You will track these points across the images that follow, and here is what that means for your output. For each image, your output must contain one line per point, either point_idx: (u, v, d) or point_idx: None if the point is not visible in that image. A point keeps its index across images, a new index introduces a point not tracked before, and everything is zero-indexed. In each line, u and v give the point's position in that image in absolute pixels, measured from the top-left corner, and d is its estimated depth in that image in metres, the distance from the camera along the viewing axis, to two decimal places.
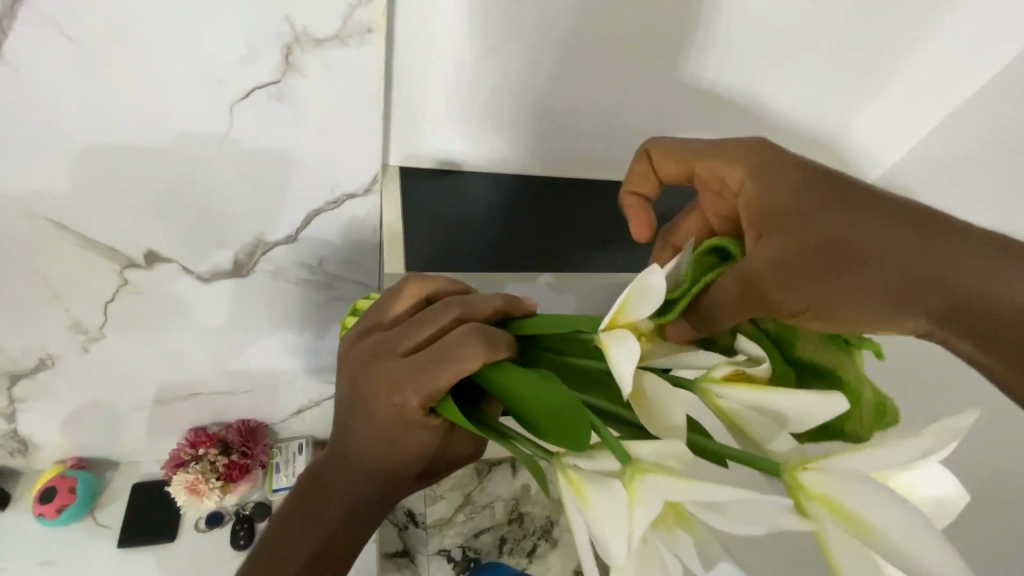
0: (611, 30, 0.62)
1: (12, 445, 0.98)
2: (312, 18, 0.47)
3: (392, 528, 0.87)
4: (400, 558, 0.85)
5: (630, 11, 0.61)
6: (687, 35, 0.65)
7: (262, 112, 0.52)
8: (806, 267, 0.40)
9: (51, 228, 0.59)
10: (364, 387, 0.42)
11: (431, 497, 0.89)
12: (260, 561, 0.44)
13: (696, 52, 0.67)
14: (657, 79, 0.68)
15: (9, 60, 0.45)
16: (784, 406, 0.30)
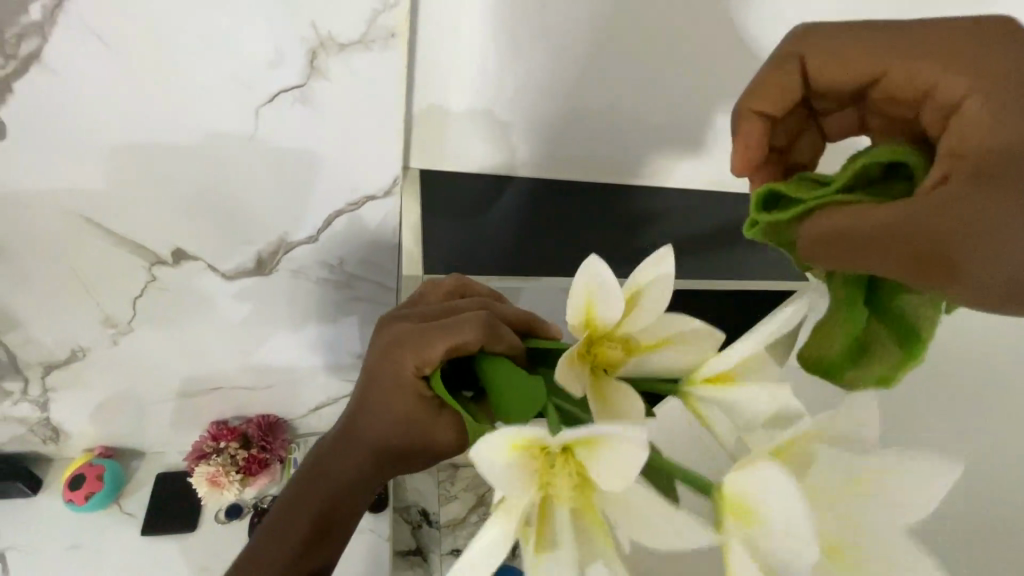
0: (636, 34, 0.62)
1: (46, 432, 1.02)
2: (338, 23, 0.48)
3: (406, 527, 0.88)
4: (412, 557, 0.86)
5: (654, 14, 0.61)
6: (712, 39, 0.64)
7: (287, 116, 0.53)
8: (994, 228, 0.27)
9: (86, 225, 0.61)
10: (376, 359, 0.41)
11: (445, 497, 0.90)
12: (264, 530, 0.44)
13: (721, 57, 0.66)
14: (680, 84, 0.67)
15: (50, 65, 0.47)
16: (747, 398, 0.26)
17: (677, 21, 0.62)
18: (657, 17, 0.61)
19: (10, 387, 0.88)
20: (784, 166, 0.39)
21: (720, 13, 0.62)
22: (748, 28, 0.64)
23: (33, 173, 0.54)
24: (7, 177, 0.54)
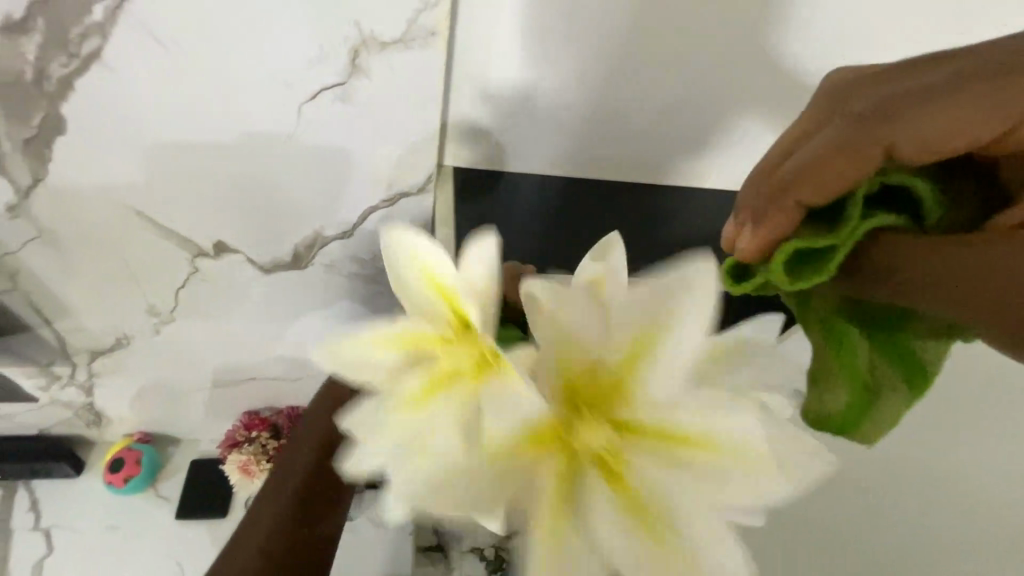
0: (679, 32, 0.60)
1: (90, 415, 1.08)
2: (381, 22, 0.48)
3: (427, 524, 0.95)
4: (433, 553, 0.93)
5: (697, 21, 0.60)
6: (757, 49, 0.62)
7: (328, 113, 0.54)
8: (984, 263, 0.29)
9: (135, 218, 0.63)
10: None
11: None
12: None
13: (764, 65, 0.64)
14: (719, 91, 0.66)
15: (108, 62, 0.48)
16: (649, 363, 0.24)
17: (721, 29, 0.61)
18: (701, 23, 0.60)
19: (59, 371, 0.92)
20: None
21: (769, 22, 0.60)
22: (796, 40, 0.62)
23: (89, 166, 0.57)
24: (65, 170, 0.57)
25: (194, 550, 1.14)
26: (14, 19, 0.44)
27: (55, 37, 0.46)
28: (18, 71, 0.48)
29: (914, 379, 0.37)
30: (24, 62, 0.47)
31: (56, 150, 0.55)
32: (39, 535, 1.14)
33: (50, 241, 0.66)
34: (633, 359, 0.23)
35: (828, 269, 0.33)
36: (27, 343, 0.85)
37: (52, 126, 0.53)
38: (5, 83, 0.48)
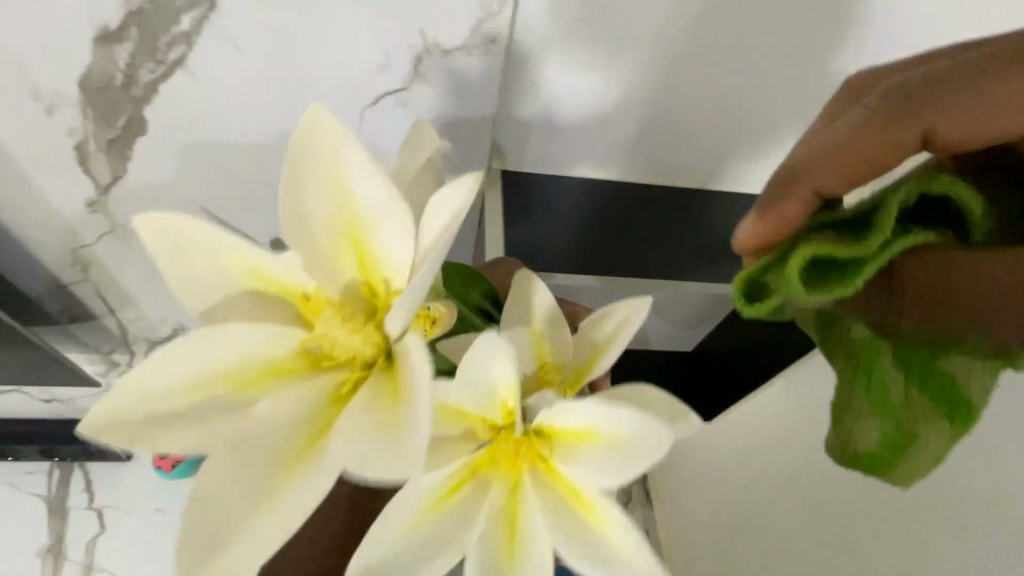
0: (728, 38, 0.61)
1: None
2: (444, 31, 0.51)
3: None
4: None
5: (746, 34, 0.61)
6: (805, 59, 0.63)
7: (387, 116, 0.57)
8: None
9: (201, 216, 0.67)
10: None
11: None
12: None
13: (808, 78, 0.66)
14: (760, 104, 0.68)
15: (190, 68, 0.52)
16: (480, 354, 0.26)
17: (769, 43, 0.62)
18: (750, 36, 0.61)
19: (118, 359, 0.98)
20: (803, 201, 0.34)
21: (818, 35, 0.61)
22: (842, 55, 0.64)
23: (164, 166, 0.61)
24: (142, 169, 0.61)
25: None
26: (111, 28, 0.48)
27: (146, 44, 0.49)
28: (109, 76, 0.51)
29: (962, 413, 0.28)
30: (115, 68, 0.51)
31: (136, 150, 0.58)
32: (91, 514, 1.20)
33: (122, 236, 0.70)
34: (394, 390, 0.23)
35: (855, 283, 0.25)
36: (91, 332, 0.90)
37: (135, 128, 0.56)
38: (96, 87, 0.52)
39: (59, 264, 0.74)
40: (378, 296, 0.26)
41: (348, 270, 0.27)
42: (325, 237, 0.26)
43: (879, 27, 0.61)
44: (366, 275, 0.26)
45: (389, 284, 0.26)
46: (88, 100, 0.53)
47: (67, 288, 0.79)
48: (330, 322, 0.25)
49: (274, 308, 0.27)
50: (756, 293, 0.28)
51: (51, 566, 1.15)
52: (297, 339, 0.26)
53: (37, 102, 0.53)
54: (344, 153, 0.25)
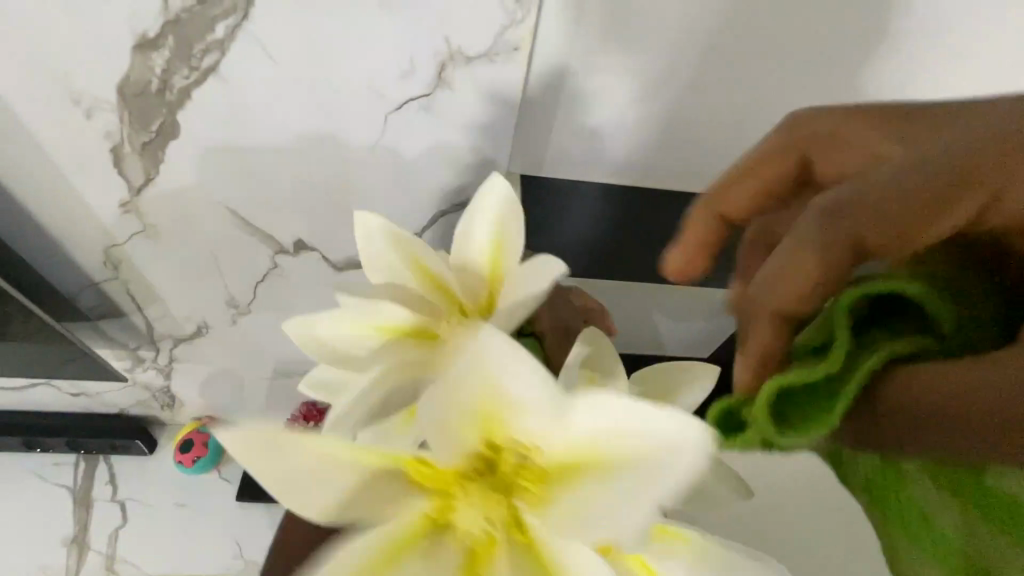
0: (750, 45, 0.61)
1: (165, 399, 1.18)
2: (468, 38, 0.52)
3: None
4: None
5: (769, 42, 0.61)
6: (828, 65, 0.63)
7: (410, 121, 0.58)
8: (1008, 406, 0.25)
9: (228, 216, 0.69)
10: None
11: None
12: None
13: (829, 86, 0.65)
14: (781, 112, 0.68)
15: (222, 74, 0.53)
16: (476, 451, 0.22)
17: (792, 50, 0.62)
18: (773, 44, 0.61)
19: (143, 355, 1.01)
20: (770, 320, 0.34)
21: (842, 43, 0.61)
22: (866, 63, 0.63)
23: (194, 168, 0.62)
24: (172, 171, 0.63)
25: (253, 526, 1.23)
26: (149, 36, 0.50)
27: (182, 51, 0.51)
28: (146, 82, 0.53)
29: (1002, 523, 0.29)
30: (152, 74, 0.53)
31: (169, 153, 0.61)
32: (114, 506, 1.23)
33: (151, 236, 0.72)
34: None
35: (828, 420, 0.28)
36: (119, 328, 0.93)
37: (167, 132, 0.58)
38: (132, 93, 0.54)
39: (92, 262, 0.77)
40: (503, 458, 0.21)
41: (470, 438, 0.20)
42: (459, 418, 0.20)
43: (905, 35, 0.61)
44: (490, 441, 0.20)
45: (522, 449, 0.20)
46: (125, 105, 0.55)
47: (99, 285, 0.82)
48: (470, 501, 0.21)
49: (376, 482, 0.22)
50: (735, 421, 0.31)
51: (76, 555, 1.18)
52: (415, 508, 0.22)
53: (77, 107, 0.55)
54: (495, 358, 0.19)
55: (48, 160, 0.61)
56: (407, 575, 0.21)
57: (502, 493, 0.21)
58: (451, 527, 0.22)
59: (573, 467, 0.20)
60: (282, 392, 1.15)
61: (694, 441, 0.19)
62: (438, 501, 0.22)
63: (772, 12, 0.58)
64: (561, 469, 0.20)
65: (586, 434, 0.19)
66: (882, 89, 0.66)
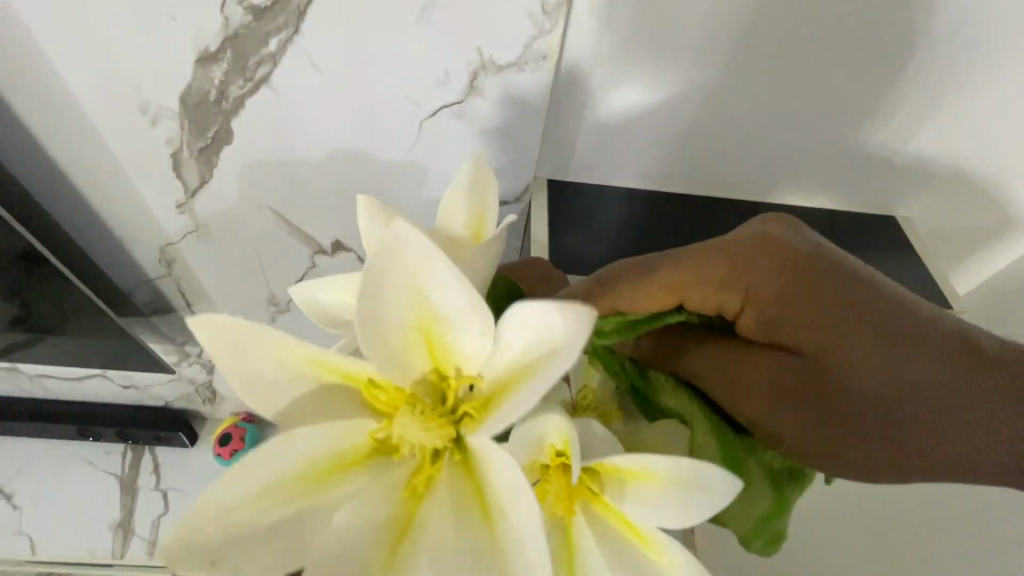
0: (775, 50, 0.62)
1: (207, 394, 1.26)
2: (499, 49, 0.55)
3: None
4: None
5: (798, 50, 0.61)
6: (855, 70, 0.63)
7: (444, 127, 0.61)
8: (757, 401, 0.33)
9: (273, 218, 0.74)
10: None
11: None
12: None
13: (862, 93, 0.65)
14: (809, 119, 0.68)
15: (272, 84, 0.58)
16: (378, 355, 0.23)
17: (819, 55, 0.62)
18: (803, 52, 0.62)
19: (190, 350, 1.07)
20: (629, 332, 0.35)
21: (873, 48, 0.61)
22: (902, 67, 0.62)
23: (245, 174, 0.68)
24: (225, 176, 0.68)
25: None
26: (210, 51, 0.55)
27: (238, 64, 0.56)
28: (205, 93, 0.58)
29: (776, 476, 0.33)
30: (211, 85, 0.57)
31: (222, 158, 0.65)
32: (157, 495, 1.30)
33: (202, 236, 0.78)
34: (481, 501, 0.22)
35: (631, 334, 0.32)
36: (170, 324, 1.00)
37: (222, 138, 0.63)
38: (193, 102, 0.59)
39: (149, 260, 0.84)
40: (452, 387, 0.23)
41: (416, 360, 0.23)
42: (394, 339, 0.22)
43: (939, 39, 0.60)
44: (436, 364, 0.23)
45: (464, 373, 0.23)
46: (186, 113, 0.60)
47: (153, 282, 0.89)
48: (406, 419, 0.23)
49: (339, 399, 0.24)
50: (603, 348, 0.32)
51: (121, 540, 1.25)
52: (365, 429, 0.24)
53: (144, 116, 0.61)
54: (434, 272, 0.21)
55: (117, 164, 0.68)
56: (350, 486, 0.23)
57: (448, 421, 0.23)
58: (396, 452, 0.24)
59: (508, 384, 0.22)
60: None
61: (563, 319, 0.20)
62: (387, 424, 0.24)
63: (802, 20, 0.59)
64: (500, 392, 0.22)
65: (509, 352, 0.22)
66: (917, 96, 0.65)
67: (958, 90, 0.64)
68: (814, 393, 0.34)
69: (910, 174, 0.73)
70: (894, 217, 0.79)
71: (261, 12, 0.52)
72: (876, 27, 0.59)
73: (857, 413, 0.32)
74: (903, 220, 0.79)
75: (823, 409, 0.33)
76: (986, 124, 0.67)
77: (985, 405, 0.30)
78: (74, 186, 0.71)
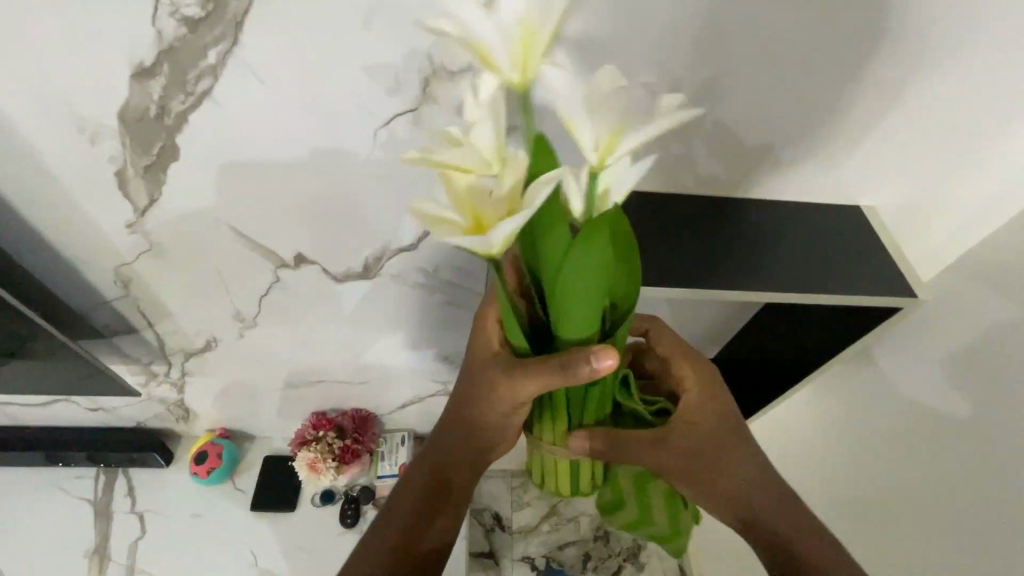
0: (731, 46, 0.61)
1: (179, 412, 1.22)
2: (449, 54, 0.53)
3: (482, 529, 1.29)
4: (485, 558, 1.27)
5: (755, 48, 0.61)
6: (813, 64, 0.63)
7: (400, 135, 0.60)
8: (706, 478, 0.61)
9: (231, 234, 0.72)
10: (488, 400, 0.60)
11: (519, 505, 1.32)
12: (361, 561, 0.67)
13: (820, 89, 0.65)
14: (769, 116, 0.68)
15: (215, 97, 0.55)
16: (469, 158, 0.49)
17: (775, 51, 0.61)
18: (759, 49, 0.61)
19: (157, 370, 1.04)
20: (605, 436, 0.58)
21: (829, 42, 0.61)
22: (859, 57, 0.62)
23: (196, 191, 0.65)
24: (175, 193, 0.65)
25: (266, 536, 1.26)
26: (145, 65, 0.52)
27: (177, 78, 0.53)
28: (145, 109, 0.55)
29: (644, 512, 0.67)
30: (150, 100, 0.55)
31: (170, 175, 0.63)
32: (133, 518, 1.26)
33: (158, 255, 0.75)
34: (616, 144, 0.45)
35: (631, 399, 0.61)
36: (133, 345, 0.96)
37: (167, 154, 0.60)
38: (133, 119, 0.56)
39: (104, 281, 0.80)
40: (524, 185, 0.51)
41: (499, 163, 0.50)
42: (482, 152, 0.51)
43: (893, 30, 0.60)
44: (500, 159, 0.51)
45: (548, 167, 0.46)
46: (126, 130, 0.57)
47: (110, 302, 0.85)
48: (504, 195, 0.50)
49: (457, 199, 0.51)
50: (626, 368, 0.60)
51: (97, 566, 1.21)
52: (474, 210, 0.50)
53: (82, 134, 0.58)
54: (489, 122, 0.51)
55: (59, 185, 0.64)
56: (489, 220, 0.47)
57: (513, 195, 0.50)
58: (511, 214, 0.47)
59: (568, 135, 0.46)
60: (293, 400, 1.19)
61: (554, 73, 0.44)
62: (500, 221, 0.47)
63: (758, 19, 0.58)
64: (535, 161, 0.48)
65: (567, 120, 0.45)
66: (873, 93, 0.66)
67: (909, 82, 0.65)
68: (757, 534, 0.61)
69: (873, 164, 0.73)
70: (860, 208, 0.79)
71: (195, 23, 0.49)
72: (829, 23, 0.59)
73: (751, 520, 0.61)
74: (870, 211, 0.79)
75: (760, 540, 0.61)
76: (942, 120, 0.67)
77: (775, 495, 0.62)
78: (15, 209, 0.68)
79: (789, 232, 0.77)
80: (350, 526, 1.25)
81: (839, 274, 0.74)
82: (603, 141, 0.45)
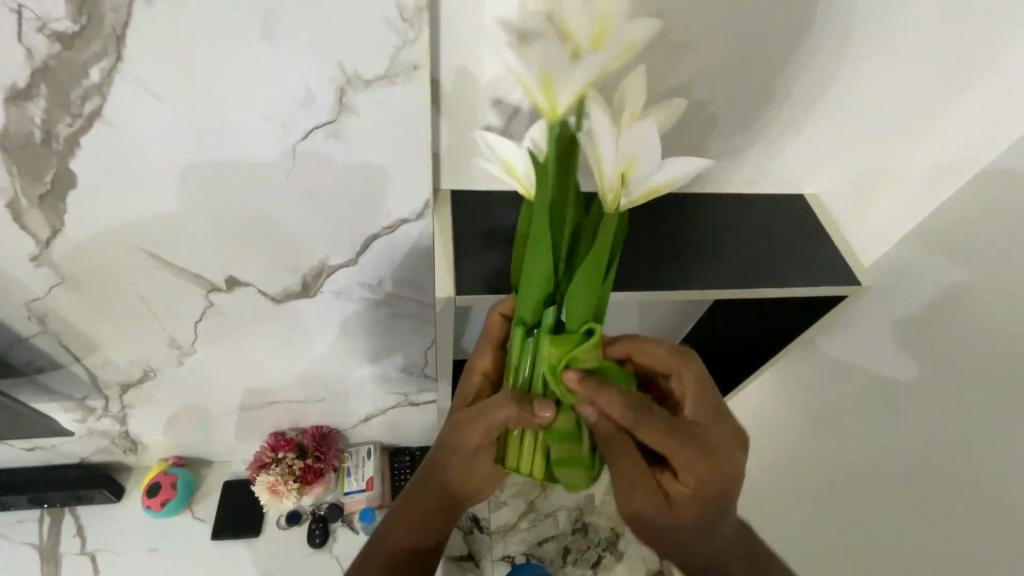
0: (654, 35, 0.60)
1: (126, 445, 1.16)
2: (362, 62, 0.50)
3: (460, 533, 1.16)
4: (465, 561, 1.13)
5: (677, 35, 0.61)
6: (735, 51, 0.63)
7: (321, 149, 0.56)
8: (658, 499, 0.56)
9: (150, 260, 0.66)
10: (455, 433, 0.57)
11: (496, 504, 1.19)
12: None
13: (748, 76, 0.65)
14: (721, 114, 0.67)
15: (107, 117, 0.51)
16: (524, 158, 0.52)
17: (697, 42, 0.62)
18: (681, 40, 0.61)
19: (93, 404, 0.97)
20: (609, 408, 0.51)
21: (747, 29, 0.61)
22: (778, 43, 0.63)
23: (101, 218, 0.60)
24: (79, 221, 0.60)
25: (229, 566, 1.20)
26: (20, 86, 0.47)
27: (59, 99, 0.49)
28: (28, 133, 0.50)
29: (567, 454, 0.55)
30: (32, 124, 0.50)
31: (70, 203, 0.57)
32: (85, 558, 1.19)
33: (73, 288, 0.69)
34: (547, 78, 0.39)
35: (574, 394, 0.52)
36: (61, 381, 0.90)
37: (64, 181, 0.55)
38: (16, 146, 0.51)
39: (17, 318, 0.74)
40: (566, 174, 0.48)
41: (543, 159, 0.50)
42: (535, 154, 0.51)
43: (805, 15, 0.61)
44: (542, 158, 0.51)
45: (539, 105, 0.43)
46: (10, 159, 0.52)
47: (28, 339, 0.79)
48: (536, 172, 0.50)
49: None
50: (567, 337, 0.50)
51: None
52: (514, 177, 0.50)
53: None
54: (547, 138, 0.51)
55: None
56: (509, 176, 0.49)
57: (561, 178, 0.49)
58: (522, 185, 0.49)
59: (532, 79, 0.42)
60: (248, 424, 1.13)
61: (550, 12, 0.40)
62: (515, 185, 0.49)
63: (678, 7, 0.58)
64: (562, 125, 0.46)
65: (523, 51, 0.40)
66: (796, 78, 0.66)
67: (830, 67, 0.66)
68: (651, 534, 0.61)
69: (807, 150, 0.74)
70: (803, 194, 0.80)
71: (71, 38, 0.45)
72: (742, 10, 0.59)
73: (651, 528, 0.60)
74: (813, 197, 0.80)
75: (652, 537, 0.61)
76: (861, 103, 0.69)
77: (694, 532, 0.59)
78: None
79: (735, 223, 0.76)
80: (319, 547, 1.21)
81: (786, 263, 0.73)
82: (539, 79, 0.40)
